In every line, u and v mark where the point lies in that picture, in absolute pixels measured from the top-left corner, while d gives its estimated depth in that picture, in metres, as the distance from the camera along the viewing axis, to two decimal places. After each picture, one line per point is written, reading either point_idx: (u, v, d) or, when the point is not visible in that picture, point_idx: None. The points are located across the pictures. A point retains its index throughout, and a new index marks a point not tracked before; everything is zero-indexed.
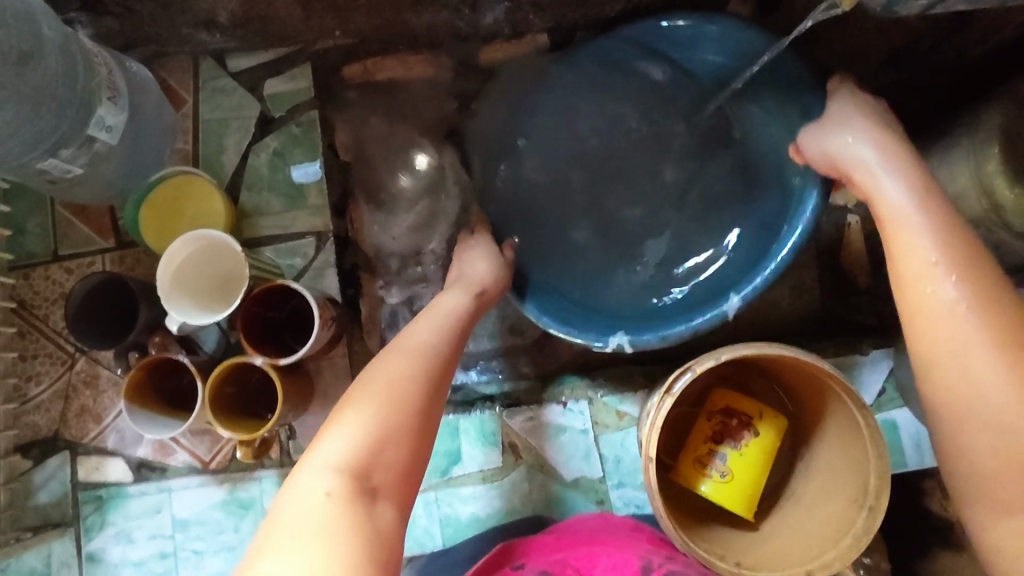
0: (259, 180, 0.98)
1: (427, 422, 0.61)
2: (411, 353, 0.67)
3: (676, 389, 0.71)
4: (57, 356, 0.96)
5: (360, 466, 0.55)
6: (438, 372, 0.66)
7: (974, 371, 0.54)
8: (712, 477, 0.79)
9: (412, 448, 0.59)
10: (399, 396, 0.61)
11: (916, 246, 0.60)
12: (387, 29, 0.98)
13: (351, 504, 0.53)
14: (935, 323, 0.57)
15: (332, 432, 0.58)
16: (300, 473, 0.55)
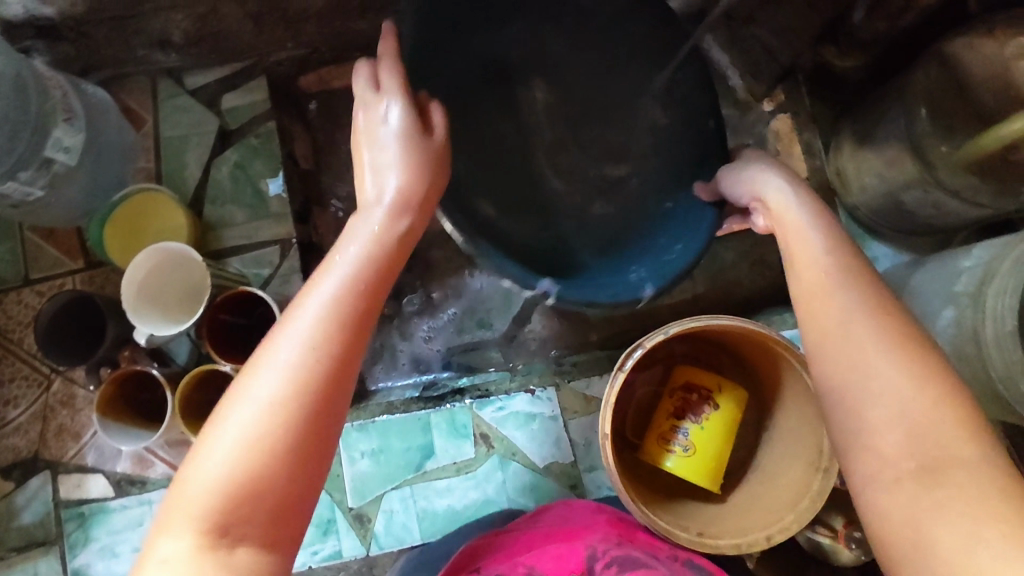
0: (222, 193, 1.00)
1: (322, 431, 0.46)
2: (305, 328, 0.48)
3: (627, 366, 0.73)
4: (34, 378, 0.98)
5: (223, 510, 0.42)
6: (341, 356, 0.48)
7: (861, 339, 0.50)
8: (676, 451, 0.80)
9: (302, 469, 0.45)
10: (278, 401, 0.45)
11: (808, 244, 0.59)
12: (338, 37, 1.00)
13: (212, 562, 0.41)
14: (829, 298, 0.54)
15: (203, 451, 0.44)
16: (167, 500, 0.44)
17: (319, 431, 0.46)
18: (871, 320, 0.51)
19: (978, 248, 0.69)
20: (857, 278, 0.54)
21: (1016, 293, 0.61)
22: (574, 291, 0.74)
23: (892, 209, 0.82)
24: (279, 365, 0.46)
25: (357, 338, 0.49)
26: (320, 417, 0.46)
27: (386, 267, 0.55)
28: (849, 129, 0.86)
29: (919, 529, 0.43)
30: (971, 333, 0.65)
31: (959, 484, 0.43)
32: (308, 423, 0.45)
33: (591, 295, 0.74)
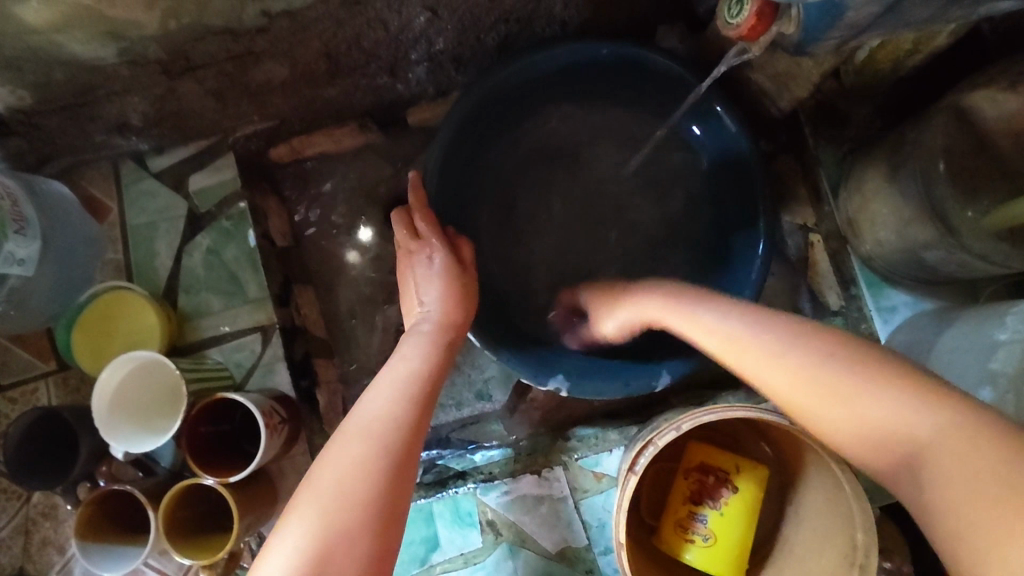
0: (195, 280, 0.94)
1: (392, 504, 0.53)
2: (377, 406, 0.59)
3: (637, 468, 0.67)
4: (13, 491, 0.92)
5: None
6: (410, 423, 0.58)
7: (828, 380, 0.50)
8: (695, 542, 0.75)
9: (376, 545, 0.50)
10: (348, 485, 0.52)
11: (721, 329, 0.61)
12: (307, 106, 0.95)
13: None
14: (761, 363, 0.55)
15: (278, 542, 0.50)
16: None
17: (388, 509, 0.52)
18: (835, 364, 0.51)
19: (1011, 318, 0.63)
20: (795, 331, 0.55)
21: None
22: (586, 381, 0.84)
23: (911, 263, 0.76)
24: (350, 441, 0.55)
25: (422, 407, 0.61)
26: (390, 491, 0.53)
27: (437, 359, 0.68)
28: (857, 177, 0.80)
29: (961, 549, 0.39)
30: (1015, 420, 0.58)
31: (969, 485, 0.39)
32: (387, 489, 0.53)
33: (601, 387, 0.85)
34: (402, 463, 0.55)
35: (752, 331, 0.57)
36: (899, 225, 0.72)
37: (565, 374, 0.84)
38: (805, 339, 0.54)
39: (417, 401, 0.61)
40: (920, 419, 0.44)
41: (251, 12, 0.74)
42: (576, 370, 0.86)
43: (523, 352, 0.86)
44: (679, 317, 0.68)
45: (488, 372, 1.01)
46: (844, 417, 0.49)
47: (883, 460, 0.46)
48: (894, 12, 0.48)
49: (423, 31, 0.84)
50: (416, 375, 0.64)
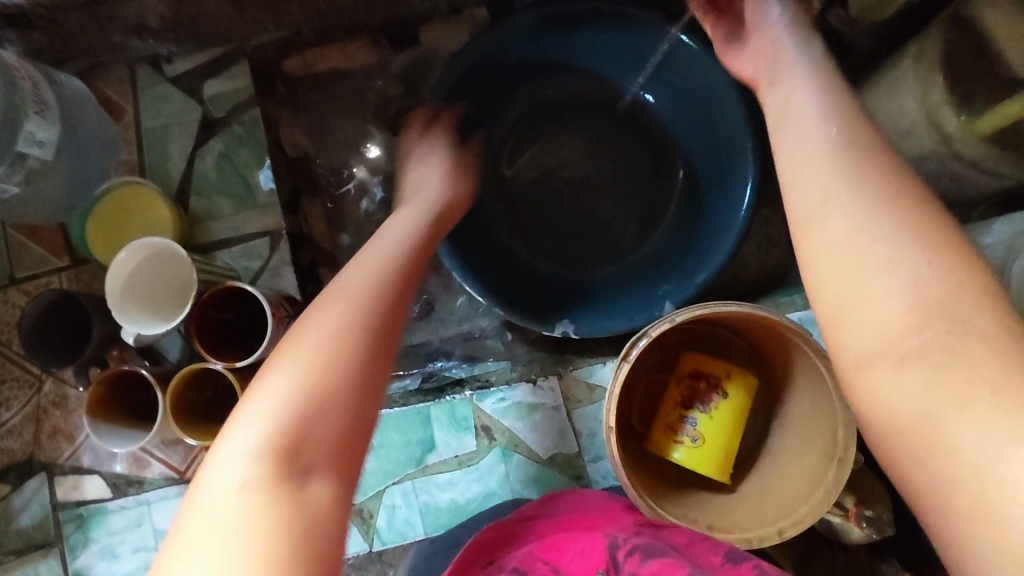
0: (207, 183, 0.96)
1: (382, 352, 0.50)
2: (366, 261, 0.58)
3: (632, 355, 0.72)
4: (24, 380, 0.95)
5: (285, 445, 0.44)
6: (410, 262, 0.60)
7: (871, 250, 0.42)
8: (684, 442, 0.77)
9: (346, 424, 0.46)
10: (320, 352, 0.48)
11: (811, 148, 0.50)
12: (321, 18, 0.96)
13: (271, 489, 0.42)
14: (831, 208, 0.45)
15: (245, 410, 0.45)
16: (207, 465, 0.44)
17: (354, 381, 0.47)
18: (871, 223, 0.43)
19: (998, 224, 0.65)
20: (868, 165, 0.46)
21: None
22: (590, 322, 0.88)
23: None
24: (331, 284, 0.55)
25: (420, 247, 0.65)
26: (346, 371, 0.47)
27: (426, 228, 0.69)
28: (858, 100, 0.81)
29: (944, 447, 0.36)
30: None
31: (1022, 409, 0.34)
32: (361, 380, 0.48)
33: (605, 325, 0.87)
34: (387, 333, 0.52)
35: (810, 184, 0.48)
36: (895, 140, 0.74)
37: (569, 319, 0.88)
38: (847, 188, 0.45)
39: (418, 243, 0.65)
40: (958, 323, 0.38)
41: None
42: (578, 315, 0.90)
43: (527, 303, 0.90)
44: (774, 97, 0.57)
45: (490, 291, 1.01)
46: (850, 286, 0.42)
47: (883, 352, 0.40)
48: None
49: None
50: (412, 237, 0.65)
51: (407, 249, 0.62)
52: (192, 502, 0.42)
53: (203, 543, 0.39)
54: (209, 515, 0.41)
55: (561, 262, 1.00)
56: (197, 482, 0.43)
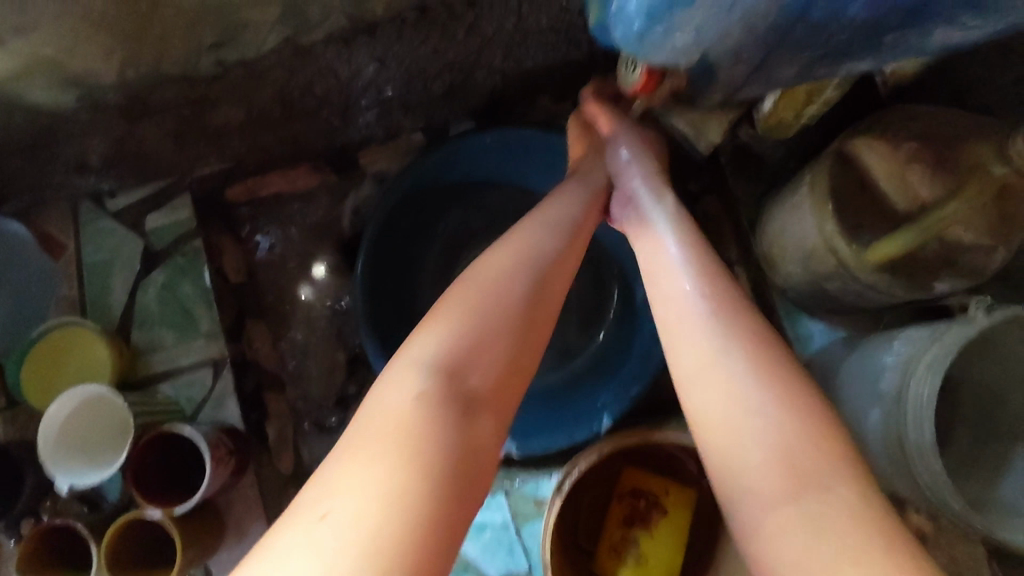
0: (149, 315, 0.97)
1: (538, 317, 0.60)
2: (541, 232, 0.67)
3: (562, 489, 0.76)
4: None
5: (453, 363, 0.54)
6: (569, 243, 0.67)
7: (741, 396, 0.53)
8: (629, 563, 0.78)
9: (511, 368, 0.57)
10: (499, 287, 0.60)
11: (682, 303, 0.61)
12: (262, 150, 1.00)
13: (441, 405, 0.51)
14: (693, 343, 0.58)
15: (416, 338, 0.56)
16: (374, 391, 0.53)
17: (518, 330, 0.58)
18: (751, 393, 0.53)
19: (898, 342, 0.69)
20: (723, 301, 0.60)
21: (932, 404, 0.60)
22: (533, 439, 0.89)
23: (817, 294, 0.82)
24: (513, 266, 0.62)
25: (580, 227, 0.71)
26: (509, 331, 0.58)
27: (589, 212, 0.74)
28: (768, 217, 0.87)
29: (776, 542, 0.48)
30: (898, 437, 0.64)
31: (860, 538, 0.44)
32: (515, 317, 0.59)
33: (547, 440, 0.89)
34: (531, 332, 0.59)
35: (690, 340, 0.58)
36: (802, 258, 0.79)
37: (512, 438, 0.90)
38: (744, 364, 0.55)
39: (579, 230, 0.70)
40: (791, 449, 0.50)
41: (206, 63, 0.81)
42: (521, 431, 0.91)
43: None
44: (640, 237, 0.71)
45: None
46: (731, 429, 0.53)
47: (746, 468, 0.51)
48: (762, 72, 0.55)
49: (371, 79, 0.91)
50: (580, 211, 0.73)
51: (574, 225, 0.70)
52: (354, 438, 0.49)
53: (349, 477, 0.46)
54: (357, 455, 0.47)
55: None
56: (357, 421, 0.50)
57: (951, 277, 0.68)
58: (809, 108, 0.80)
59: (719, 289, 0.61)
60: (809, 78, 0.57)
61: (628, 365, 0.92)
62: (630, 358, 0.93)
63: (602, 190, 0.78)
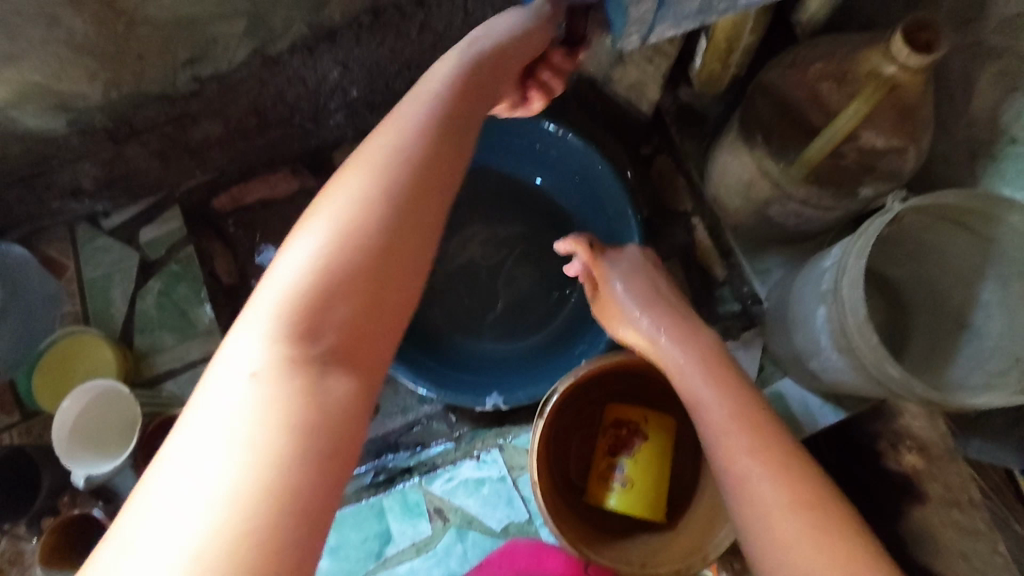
0: (149, 320, 1.03)
1: (393, 249, 0.51)
2: (394, 140, 0.56)
3: (545, 411, 0.79)
4: None
5: (302, 328, 0.46)
6: (430, 144, 0.57)
7: (791, 541, 0.53)
8: (616, 489, 0.82)
9: (359, 321, 0.48)
10: (348, 214, 0.51)
11: (728, 448, 0.61)
12: (243, 158, 1.08)
13: (285, 375, 0.44)
14: (743, 476, 0.59)
15: (273, 272, 0.49)
16: (213, 365, 0.45)
17: (365, 272, 0.49)
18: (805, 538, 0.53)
19: (835, 248, 0.74)
20: (755, 424, 0.62)
21: (861, 284, 0.66)
22: (518, 391, 0.95)
23: (763, 224, 0.88)
24: (341, 196, 0.52)
25: (456, 117, 0.61)
26: (357, 276, 0.49)
27: (471, 90, 0.64)
28: (711, 161, 0.94)
29: None
30: (839, 325, 0.70)
31: None
32: (366, 257, 0.49)
33: (532, 390, 0.95)
34: (392, 266, 0.51)
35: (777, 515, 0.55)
36: (744, 191, 0.86)
37: (499, 392, 0.95)
38: (806, 531, 0.53)
39: (450, 125, 0.59)
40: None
41: (183, 78, 0.89)
42: (506, 386, 0.97)
43: (461, 381, 0.97)
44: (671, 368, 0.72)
45: None
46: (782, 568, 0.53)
47: None
48: (667, 8, 0.63)
49: (338, 83, 1.00)
50: (456, 81, 0.63)
51: (443, 119, 0.59)
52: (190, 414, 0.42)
53: (193, 473, 0.38)
54: (204, 426, 0.41)
55: (488, 334, 1.06)
56: (200, 387, 0.44)
57: (872, 181, 0.75)
58: (734, 58, 0.88)
59: (766, 435, 0.61)
60: (710, 12, 0.65)
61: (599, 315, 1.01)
62: None
63: (493, 54, 0.67)
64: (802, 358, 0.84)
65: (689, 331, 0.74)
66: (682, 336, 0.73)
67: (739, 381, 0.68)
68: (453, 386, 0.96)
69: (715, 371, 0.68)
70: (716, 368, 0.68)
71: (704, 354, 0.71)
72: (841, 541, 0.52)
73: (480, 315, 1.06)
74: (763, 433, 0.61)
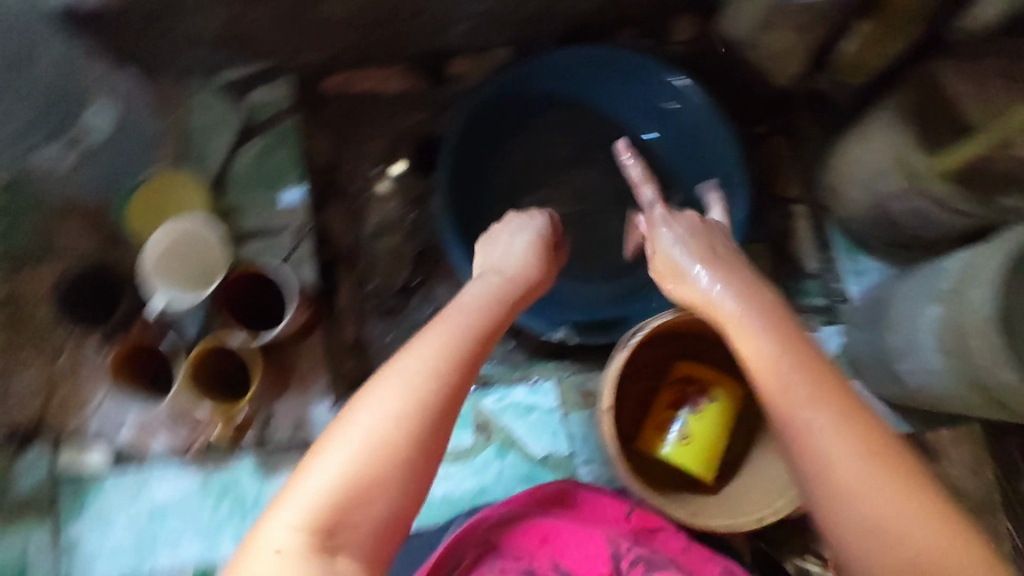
0: (244, 179, 1.04)
1: (422, 456, 0.50)
2: (410, 369, 0.53)
3: (625, 346, 0.77)
4: (42, 349, 0.97)
5: (326, 519, 0.46)
6: (450, 383, 0.54)
7: (845, 467, 0.50)
8: (674, 440, 0.83)
9: (384, 520, 0.48)
10: (359, 455, 0.48)
11: (777, 369, 0.56)
12: (363, 43, 1.04)
13: (307, 563, 0.45)
14: (794, 399, 0.53)
15: (308, 474, 0.48)
16: (246, 557, 0.46)
17: (397, 493, 0.49)
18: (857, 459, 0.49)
19: (958, 254, 0.73)
20: (805, 351, 0.57)
21: (994, 284, 0.64)
22: (591, 328, 0.95)
23: (880, 221, 0.87)
24: (446, 327, 0.60)
25: (484, 346, 0.59)
26: (388, 495, 0.48)
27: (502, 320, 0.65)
28: (839, 149, 0.91)
29: None
30: (957, 323, 0.68)
31: None
32: (407, 450, 0.49)
33: (605, 331, 0.95)
34: (416, 463, 0.50)
35: (846, 463, 0.50)
36: (871, 182, 0.83)
37: (571, 326, 0.94)
38: (870, 474, 0.49)
39: (471, 355, 0.57)
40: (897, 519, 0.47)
41: None
42: (578, 321, 0.96)
43: (535, 305, 0.95)
44: (704, 300, 0.68)
45: None
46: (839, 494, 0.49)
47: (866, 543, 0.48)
48: None
49: None
50: (493, 316, 0.64)
51: (467, 344, 0.58)
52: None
53: None
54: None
55: (566, 270, 1.04)
56: (237, 565, 0.46)
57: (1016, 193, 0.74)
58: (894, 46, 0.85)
59: (810, 356, 0.57)
60: None
61: None
62: None
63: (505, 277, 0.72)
64: (885, 360, 0.83)
65: (732, 266, 0.69)
66: (719, 264, 0.70)
67: (781, 311, 0.63)
68: (527, 309, 0.95)
69: (757, 302, 0.64)
70: (757, 300, 0.64)
71: (745, 285, 0.66)
72: (901, 469, 0.49)
73: (562, 251, 1.05)
74: (814, 360, 0.56)
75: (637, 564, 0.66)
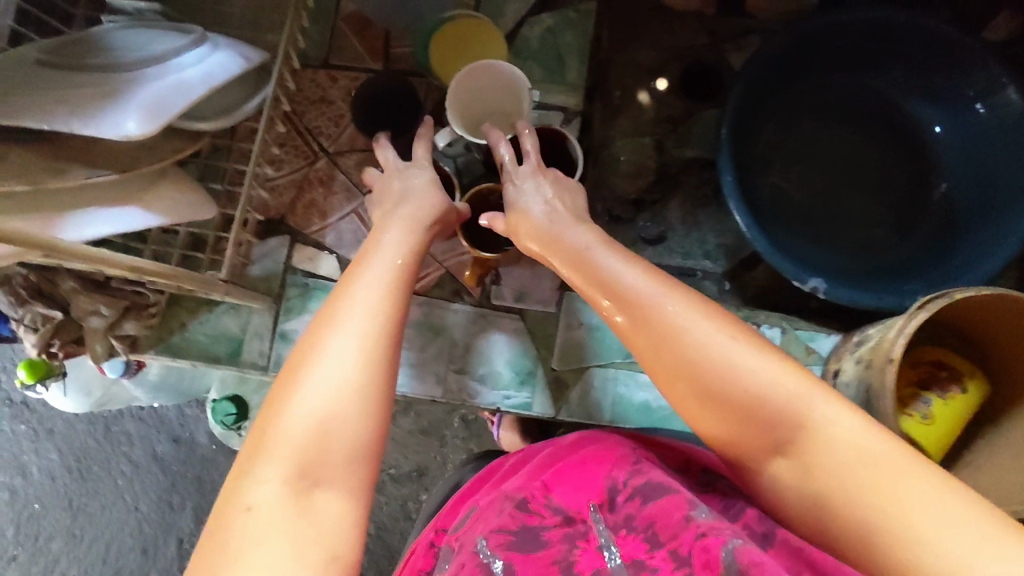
0: (527, 49, 1.05)
1: (384, 393, 0.54)
2: (334, 342, 0.55)
3: (931, 307, 0.74)
4: (303, 151, 1.01)
5: (307, 461, 0.49)
6: (386, 333, 0.57)
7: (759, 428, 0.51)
8: (916, 416, 0.83)
9: (361, 446, 0.52)
10: (316, 418, 0.51)
11: (690, 341, 0.55)
12: None
13: (298, 497, 0.48)
14: (696, 395, 0.54)
15: (263, 458, 0.50)
16: (234, 511, 0.48)
17: (357, 427, 0.52)
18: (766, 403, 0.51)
19: None
20: (716, 331, 0.55)
21: None
22: (842, 289, 0.93)
23: None
24: (367, 279, 0.61)
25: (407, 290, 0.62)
26: (354, 426, 0.52)
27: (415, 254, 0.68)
28: None
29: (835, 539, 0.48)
30: None
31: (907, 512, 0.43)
32: (363, 401, 0.53)
33: (856, 296, 0.93)
34: (379, 401, 0.53)
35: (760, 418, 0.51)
36: None
37: (823, 280, 0.93)
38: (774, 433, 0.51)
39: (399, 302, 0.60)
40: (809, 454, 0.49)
41: None
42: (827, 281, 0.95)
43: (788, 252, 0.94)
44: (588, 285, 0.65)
45: (726, 237, 1.08)
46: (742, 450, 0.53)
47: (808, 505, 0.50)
48: None
49: None
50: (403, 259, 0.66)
51: (393, 305, 0.59)
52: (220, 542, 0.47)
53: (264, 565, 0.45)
54: (262, 531, 0.46)
55: (808, 230, 1.04)
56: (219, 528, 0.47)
57: None
58: None
59: (693, 324, 0.56)
60: None
61: (936, 271, 0.97)
62: (940, 264, 0.98)
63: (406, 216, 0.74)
64: None
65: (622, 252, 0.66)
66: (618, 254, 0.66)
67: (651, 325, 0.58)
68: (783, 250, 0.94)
69: (625, 309, 0.60)
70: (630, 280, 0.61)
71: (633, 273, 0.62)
72: (825, 407, 0.49)
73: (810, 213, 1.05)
74: (736, 323, 0.56)
75: (632, 492, 0.55)
